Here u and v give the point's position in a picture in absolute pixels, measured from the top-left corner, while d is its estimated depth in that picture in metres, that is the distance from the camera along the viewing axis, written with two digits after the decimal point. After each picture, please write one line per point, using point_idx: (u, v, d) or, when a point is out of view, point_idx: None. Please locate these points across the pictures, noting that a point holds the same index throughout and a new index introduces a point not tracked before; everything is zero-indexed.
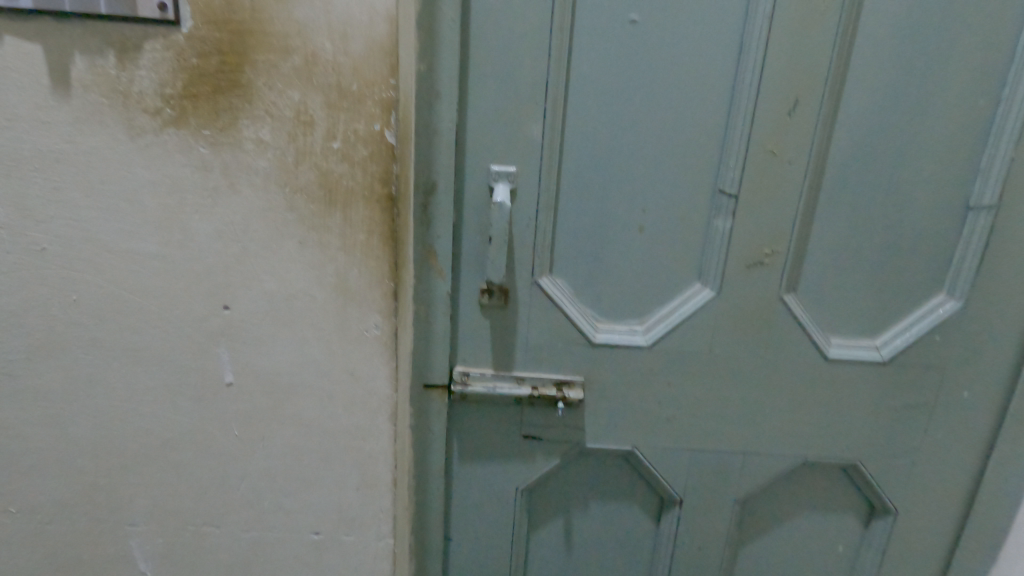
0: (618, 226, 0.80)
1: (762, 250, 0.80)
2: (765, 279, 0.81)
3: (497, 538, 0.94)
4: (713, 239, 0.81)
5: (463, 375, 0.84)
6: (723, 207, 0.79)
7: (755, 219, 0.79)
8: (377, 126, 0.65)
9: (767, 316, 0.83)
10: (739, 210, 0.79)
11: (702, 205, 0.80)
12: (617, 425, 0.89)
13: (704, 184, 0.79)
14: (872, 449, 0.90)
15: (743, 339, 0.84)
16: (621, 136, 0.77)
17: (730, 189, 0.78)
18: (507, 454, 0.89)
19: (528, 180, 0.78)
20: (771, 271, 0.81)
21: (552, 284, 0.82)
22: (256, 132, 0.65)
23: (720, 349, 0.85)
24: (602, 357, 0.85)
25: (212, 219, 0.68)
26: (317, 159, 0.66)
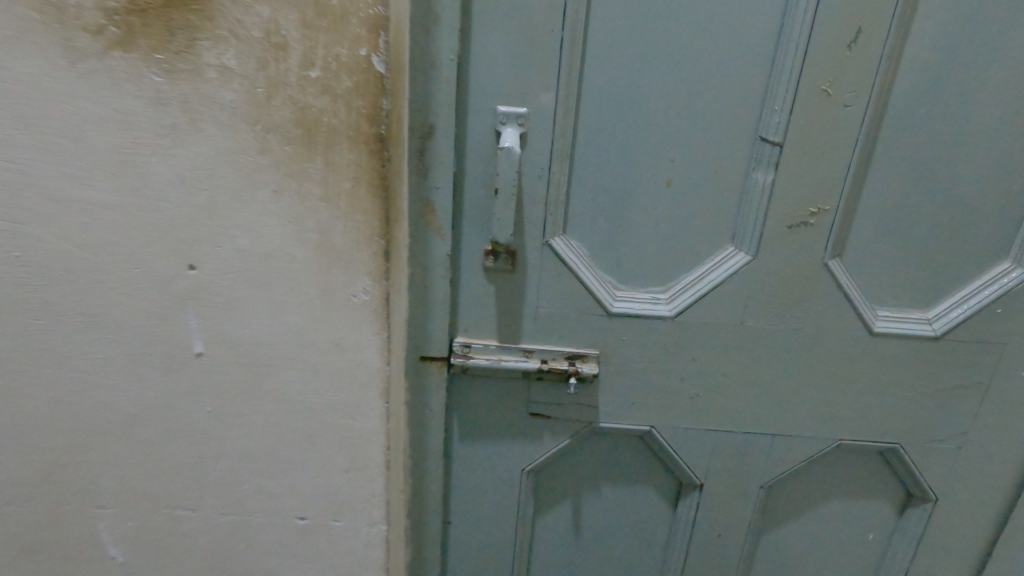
0: (642, 179, 0.71)
1: (807, 209, 0.70)
2: (809, 241, 0.72)
3: (501, 523, 0.86)
4: (751, 196, 0.71)
5: (465, 347, 0.75)
6: (764, 158, 0.69)
7: (801, 172, 0.69)
8: (362, 50, 0.54)
9: (807, 285, 0.74)
10: (784, 162, 0.68)
11: (740, 156, 0.70)
12: (634, 404, 0.80)
13: (744, 131, 0.68)
14: (915, 432, 0.82)
15: (779, 310, 0.75)
16: (650, 73, 0.66)
17: (774, 137, 0.68)
18: (512, 434, 0.82)
19: (540, 126, 0.67)
20: (816, 233, 0.71)
21: (566, 246, 0.73)
22: (220, 57, 0.54)
23: (753, 321, 0.76)
24: (620, 329, 0.76)
25: (172, 163, 0.58)
26: (294, 92, 0.56)
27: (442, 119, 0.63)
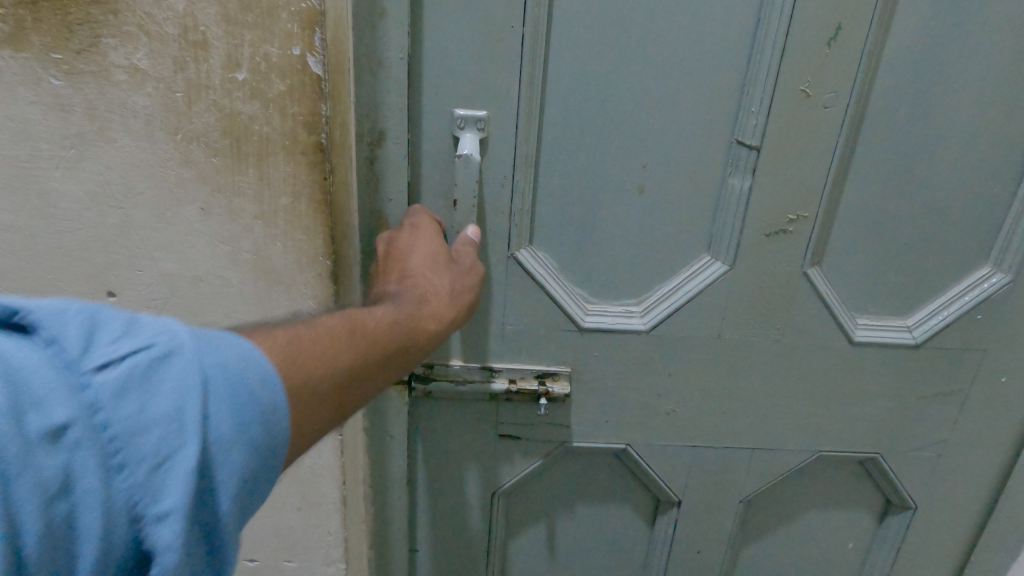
0: (613, 186, 0.66)
1: (786, 215, 0.66)
2: (788, 250, 0.68)
3: (472, 549, 0.82)
4: (727, 202, 0.66)
5: (426, 368, 0.70)
6: (740, 162, 0.65)
7: (780, 177, 0.64)
8: (296, 49, 0.48)
9: (786, 295, 0.70)
10: (762, 167, 0.64)
11: (716, 161, 0.65)
12: (608, 422, 0.76)
13: (719, 134, 0.64)
14: (895, 441, 0.80)
15: (758, 321, 0.71)
16: (619, 71, 0.61)
17: (751, 141, 0.63)
18: (481, 457, 0.77)
19: (501, 130, 0.62)
20: (796, 241, 0.67)
21: (533, 258, 0.68)
22: (129, 57, 0.47)
23: (731, 333, 0.72)
24: (592, 344, 0.72)
25: (81, 178, 0.51)
26: (218, 96, 0.49)
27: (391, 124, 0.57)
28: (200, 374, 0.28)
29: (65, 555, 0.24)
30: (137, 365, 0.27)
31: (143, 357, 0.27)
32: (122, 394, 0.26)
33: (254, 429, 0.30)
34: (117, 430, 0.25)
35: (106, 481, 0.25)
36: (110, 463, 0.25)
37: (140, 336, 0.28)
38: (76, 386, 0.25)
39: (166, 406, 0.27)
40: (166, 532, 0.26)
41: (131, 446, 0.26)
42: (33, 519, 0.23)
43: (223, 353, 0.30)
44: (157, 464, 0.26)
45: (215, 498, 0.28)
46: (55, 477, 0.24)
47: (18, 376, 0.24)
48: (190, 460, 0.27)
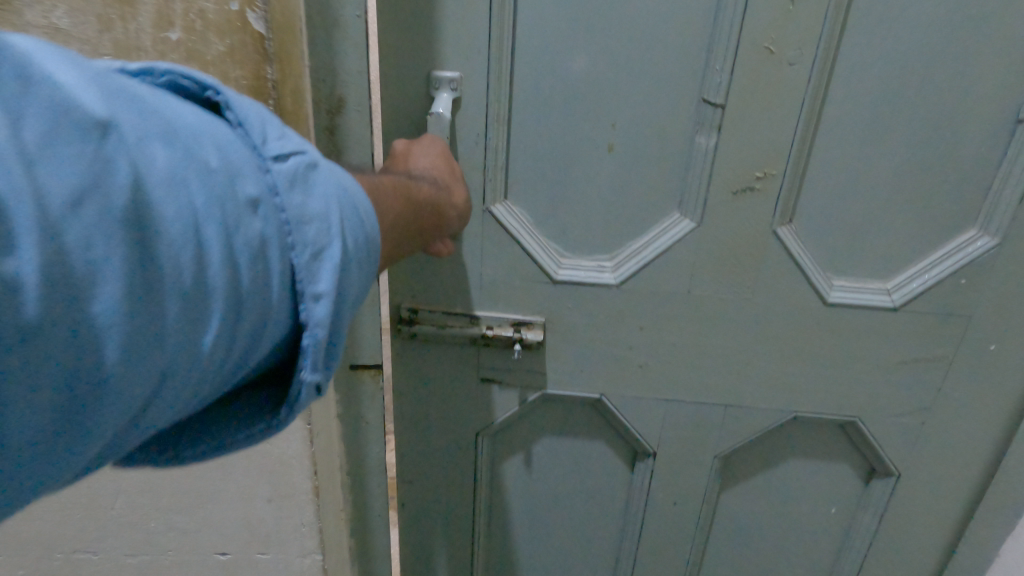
0: (583, 145, 0.69)
1: (752, 173, 0.67)
2: (756, 208, 0.69)
3: (460, 481, 0.90)
4: (695, 160, 0.68)
5: (411, 312, 0.77)
6: (706, 120, 0.66)
7: (745, 134, 0.66)
8: (233, 5, 0.54)
9: (756, 254, 0.72)
10: (727, 124, 0.65)
11: (684, 119, 0.67)
12: (582, 372, 0.80)
13: (686, 93, 0.66)
14: (875, 406, 0.80)
15: (728, 277, 0.73)
16: (585, 31, 0.64)
17: (716, 99, 0.65)
18: (464, 399, 0.83)
19: (472, 90, 0.66)
20: (764, 199, 0.68)
21: (508, 212, 0.72)
22: (47, 15, 0.53)
23: (701, 290, 0.74)
24: (565, 297, 0.76)
25: None
26: (150, 56, 0.55)
27: (350, 86, 0.62)
28: (339, 186, 0.34)
29: (240, 317, 0.29)
30: (299, 167, 0.32)
31: (299, 162, 0.32)
32: (290, 187, 0.31)
33: (366, 248, 0.36)
34: (292, 214, 0.31)
35: (279, 259, 0.30)
36: (286, 240, 0.31)
37: (297, 145, 0.33)
38: (262, 169, 0.31)
39: (318, 206, 0.32)
40: (319, 304, 0.32)
41: (297, 233, 0.31)
42: (228, 266, 0.28)
43: (346, 182, 0.36)
44: (315, 251, 0.31)
45: (343, 300, 0.34)
46: (250, 241, 0.29)
47: (219, 153, 0.29)
48: (336, 253, 0.32)
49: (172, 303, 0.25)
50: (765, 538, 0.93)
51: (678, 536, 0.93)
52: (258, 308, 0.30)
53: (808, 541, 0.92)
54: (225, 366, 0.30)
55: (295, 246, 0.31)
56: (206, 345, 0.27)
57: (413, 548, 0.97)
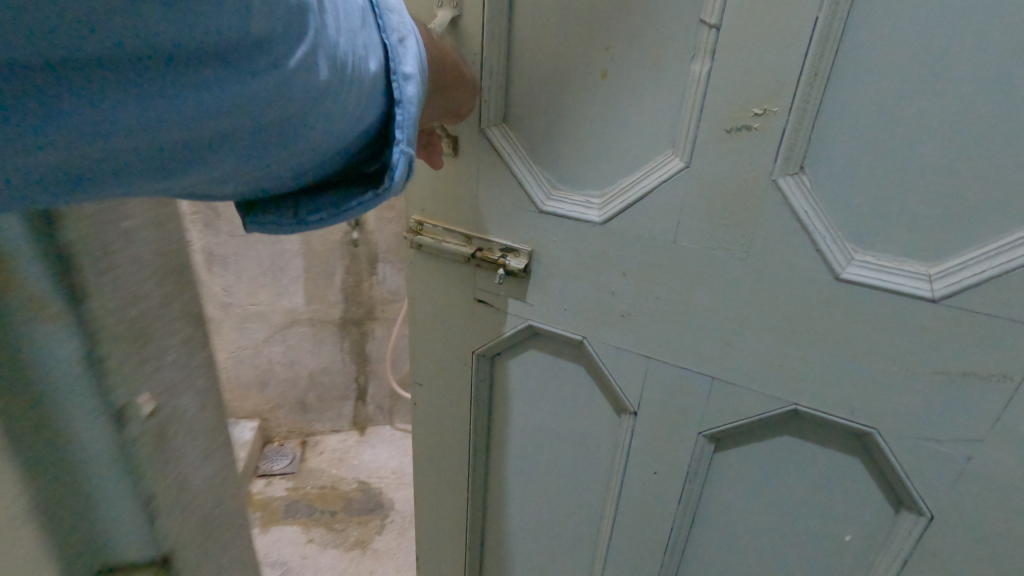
0: (576, 70, 0.67)
1: (750, 108, 0.59)
2: (752, 149, 0.61)
3: (460, 394, 0.98)
4: (688, 89, 0.62)
5: (420, 224, 0.86)
6: (702, 44, 0.59)
7: (743, 63, 0.58)
8: None
9: (750, 206, 0.63)
10: (721, 50, 0.58)
11: (680, 44, 0.60)
12: (564, 309, 0.80)
13: (682, 15, 0.59)
14: (900, 423, 0.65)
15: (720, 230, 0.66)
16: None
17: (711, 20, 0.58)
18: (462, 315, 0.90)
19: (471, 5, 0.68)
20: (764, 138, 0.60)
21: (502, 137, 0.74)
22: None
23: (689, 240, 0.69)
24: (551, 228, 0.76)
25: None
26: None
27: None
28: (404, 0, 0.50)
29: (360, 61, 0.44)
30: None
31: None
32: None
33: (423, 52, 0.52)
34: (379, 6, 0.47)
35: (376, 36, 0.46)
36: (380, 25, 0.47)
37: None
38: None
39: (396, 10, 0.48)
40: (409, 82, 0.48)
41: (386, 21, 0.47)
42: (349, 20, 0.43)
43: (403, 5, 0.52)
44: (399, 41, 0.48)
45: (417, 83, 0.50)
46: (357, 14, 0.44)
47: None
48: (415, 44, 0.49)
49: (322, 24, 0.40)
50: (756, 546, 0.83)
51: (657, 517, 0.87)
52: (367, 63, 0.45)
53: (811, 567, 0.79)
54: (352, 111, 0.45)
55: (386, 30, 0.47)
56: (338, 72, 0.42)
57: (423, 448, 1.07)
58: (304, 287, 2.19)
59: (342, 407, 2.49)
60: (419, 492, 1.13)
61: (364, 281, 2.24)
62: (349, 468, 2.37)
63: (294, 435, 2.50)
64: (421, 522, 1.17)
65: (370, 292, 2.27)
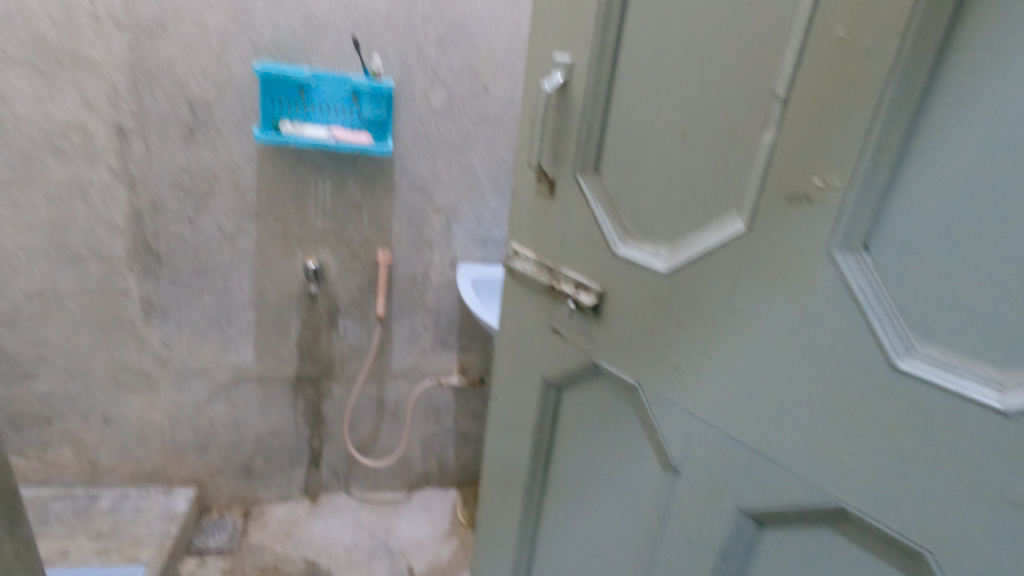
0: (660, 132, 0.73)
1: (809, 180, 0.58)
2: (809, 221, 0.59)
3: (528, 417, 1.04)
4: (755, 157, 0.63)
5: (514, 251, 0.95)
6: (771, 115, 0.61)
7: (808, 134, 0.57)
8: None
9: (806, 277, 0.60)
10: (787, 119, 0.59)
11: (754, 113, 0.62)
12: (625, 352, 0.82)
13: (757, 88, 0.62)
14: (963, 554, 0.54)
15: (773, 297, 0.64)
16: (679, 19, 0.67)
17: (780, 91, 0.59)
18: (539, 343, 0.97)
19: (580, 71, 0.78)
20: (820, 210, 0.58)
21: (590, 184, 0.81)
22: None
23: (743, 303, 0.67)
24: (622, 273, 0.79)
25: None
26: None
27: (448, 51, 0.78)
28: None
29: None
30: None
31: None
32: None
33: None
34: None
35: None
36: None
37: None
38: None
39: None
40: None
41: None
42: None
43: None
44: None
45: None
46: None
47: None
48: None
49: None
50: None
51: None
52: None
53: None
54: None
55: None
56: None
57: (496, 455, 1.16)
58: (256, 340, 2.02)
59: (293, 471, 2.28)
60: (486, 498, 1.22)
61: (320, 336, 2.06)
62: (294, 544, 2.14)
63: (235, 502, 2.27)
64: (484, 526, 1.25)
65: (328, 347, 2.09)
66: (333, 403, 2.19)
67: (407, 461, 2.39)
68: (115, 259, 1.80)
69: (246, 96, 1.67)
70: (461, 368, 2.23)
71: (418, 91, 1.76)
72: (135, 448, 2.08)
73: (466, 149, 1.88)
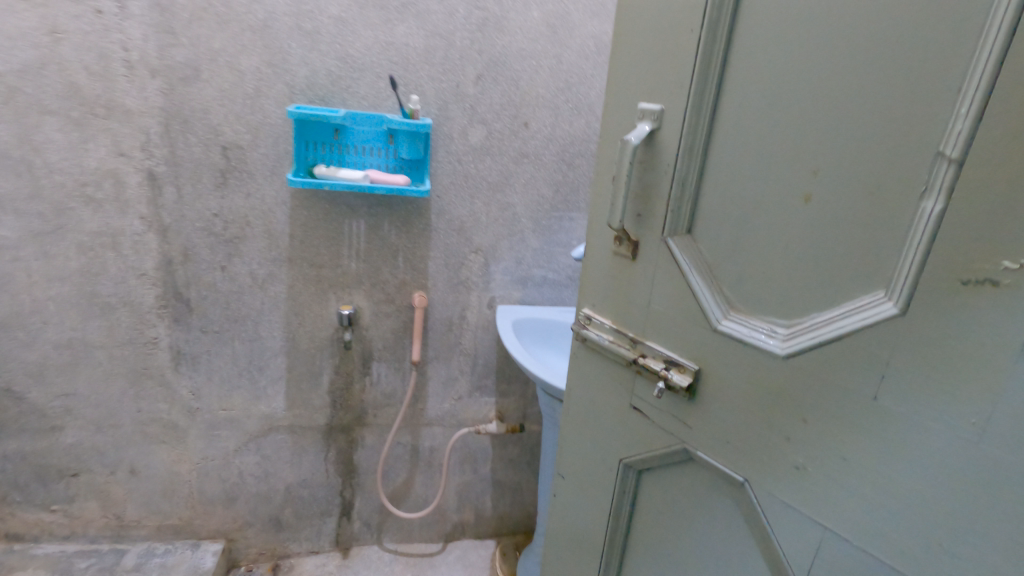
0: (775, 193, 0.62)
1: (996, 260, 0.46)
2: (996, 310, 0.47)
3: (600, 499, 0.93)
4: (912, 229, 0.52)
5: (587, 317, 0.86)
6: (936, 180, 0.50)
7: (994, 205, 0.46)
8: None
9: (988, 378, 0.48)
10: (961, 186, 0.48)
11: (909, 176, 0.51)
12: (728, 442, 0.70)
13: (914, 148, 0.51)
14: None
15: (938, 397, 0.52)
16: (803, 65, 0.57)
17: (951, 152, 0.48)
18: (616, 420, 0.85)
19: (672, 122, 0.68)
20: (1013, 299, 0.46)
21: (683, 247, 0.71)
22: None
23: (895, 402, 0.54)
24: (725, 351, 0.68)
25: None
26: None
27: None
28: None
29: None
30: None
31: None
32: None
33: None
34: None
35: None
36: None
37: None
38: None
39: None
40: None
41: None
42: None
43: None
44: None
45: None
46: None
47: None
48: None
49: None
50: None
51: None
52: None
53: None
54: None
55: None
56: None
57: (561, 534, 1.04)
58: (287, 388, 1.93)
59: (324, 522, 2.17)
60: None
61: (354, 383, 1.97)
62: None
63: (265, 556, 2.17)
64: None
65: (361, 394, 1.99)
66: (366, 452, 2.08)
67: (443, 511, 2.27)
68: (145, 308, 1.74)
69: (280, 139, 1.61)
70: (499, 413, 2.11)
71: (456, 129, 1.69)
72: (163, 501, 2.00)
73: (506, 187, 1.79)
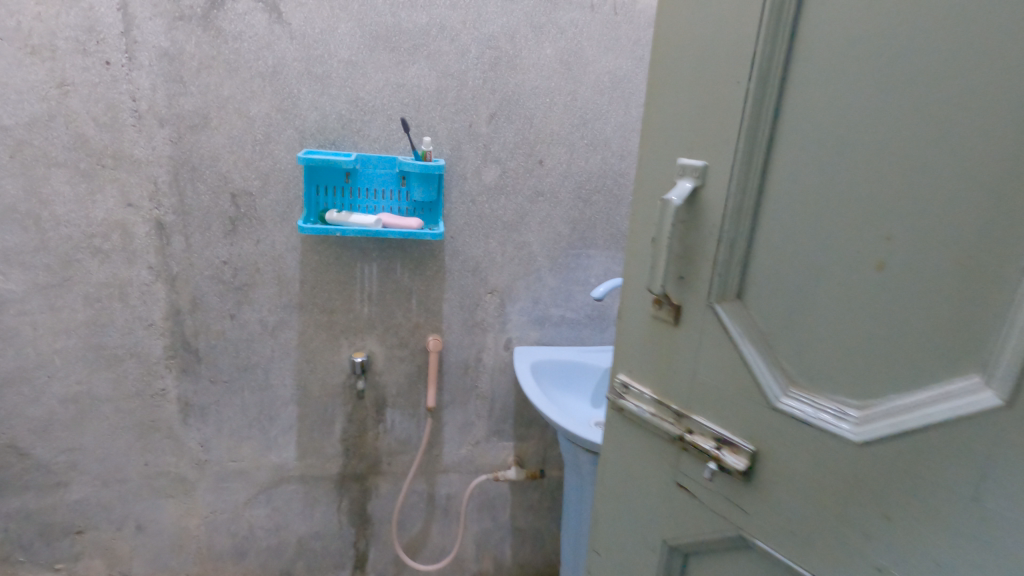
0: (840, 260, 0.56)
1: None
2: None
3: None
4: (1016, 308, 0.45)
5: (623, 385, 0.79)
6: None
7: None
8: None
9: None
10: None
11: (1008, 248, 0.45)
12: (792, 533, 0.62)
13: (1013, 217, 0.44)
14: None
15: None
16: (870, 121, 0.51)
17: None
18: (657, 496, 0.78)
19: (716, 180, 0.63)
20: None
21: (733, 314, 0.65)
22: None
23: (1002, 507, 0.47)
24: (786, 432, 0.61)
25: None
26: None
27: None
28: None
29: None
30: None
31: None
32: None
33: None
34: None
35: None
36: None
37: None
38: None
39: None
40: None
41: None
42: None
43: None
44: None
45: None
46: None
47: None
48: None
49: None
50: None
51: None
52: None
53: None
54: None
55: None
56: None
57: None
58: (298, 437, 1.86)
59: None
60: None
61: (367, 430, 1.90)
62: None
63: None
64: None
65: (374, 441, 1.92)
66: (380, 501, 2.00)
67: (461, 562, 2.16)
68: (152, 359, 1.69)
69: (290, 184, 1.57)
70: (518, 459, 2.02)
71: (469, 169, 1.65)
72: (170, 558, 1.92)
73: (520, 226, 1.74)
